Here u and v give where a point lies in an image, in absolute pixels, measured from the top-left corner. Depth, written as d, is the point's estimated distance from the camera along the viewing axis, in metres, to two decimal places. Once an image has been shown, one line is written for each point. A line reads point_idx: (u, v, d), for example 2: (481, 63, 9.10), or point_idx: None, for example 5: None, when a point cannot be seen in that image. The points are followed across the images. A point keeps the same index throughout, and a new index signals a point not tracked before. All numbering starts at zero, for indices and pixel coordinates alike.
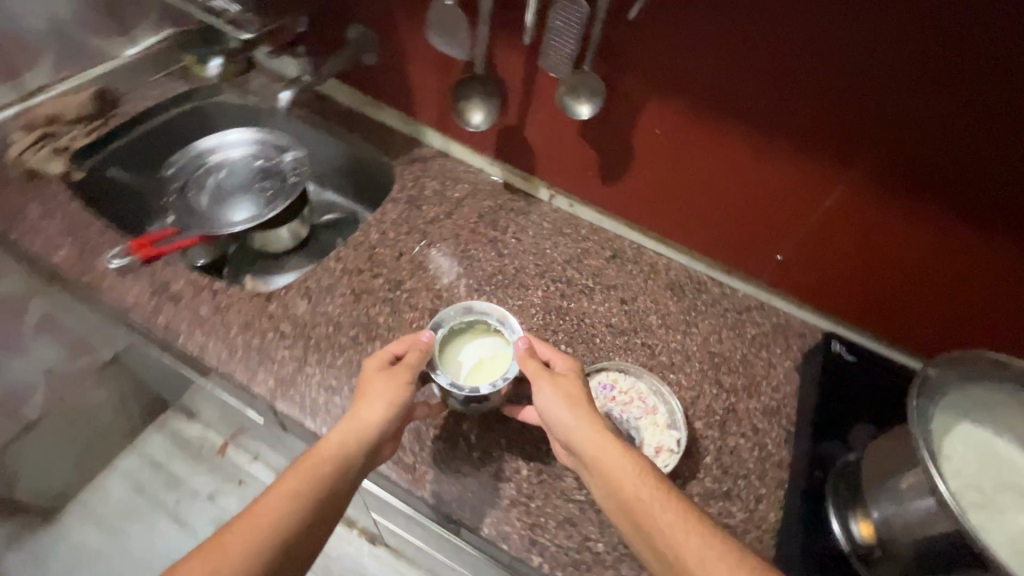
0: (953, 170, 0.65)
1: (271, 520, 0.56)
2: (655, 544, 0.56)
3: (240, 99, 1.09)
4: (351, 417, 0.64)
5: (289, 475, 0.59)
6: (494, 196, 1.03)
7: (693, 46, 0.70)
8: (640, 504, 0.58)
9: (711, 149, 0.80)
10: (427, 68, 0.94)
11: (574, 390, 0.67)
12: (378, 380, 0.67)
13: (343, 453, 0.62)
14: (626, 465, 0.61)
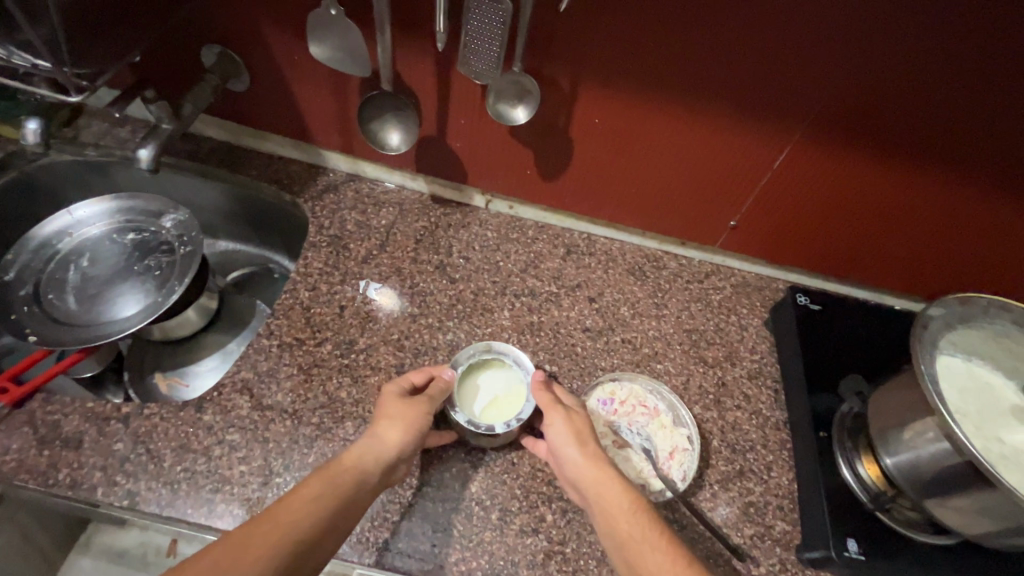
0: (892, 118, 0.66)
1: (286, 522, 0.48)
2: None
3: (75, 157, 0.86)
4: (369, 436, 0.58)
5: (307, 481, 0.53)
6: (425, 214, 0.92)
7: (626, 30, 0.63)
8: (632, 547, 0.55)
9: (663, 130, 0.74)
10: (315, 86, 0.79)
11: (586, 428, 0.63)
12: (397, 403, 0.62)
13: (363, 468, 0.56)
14: (625, 501, 0.57)
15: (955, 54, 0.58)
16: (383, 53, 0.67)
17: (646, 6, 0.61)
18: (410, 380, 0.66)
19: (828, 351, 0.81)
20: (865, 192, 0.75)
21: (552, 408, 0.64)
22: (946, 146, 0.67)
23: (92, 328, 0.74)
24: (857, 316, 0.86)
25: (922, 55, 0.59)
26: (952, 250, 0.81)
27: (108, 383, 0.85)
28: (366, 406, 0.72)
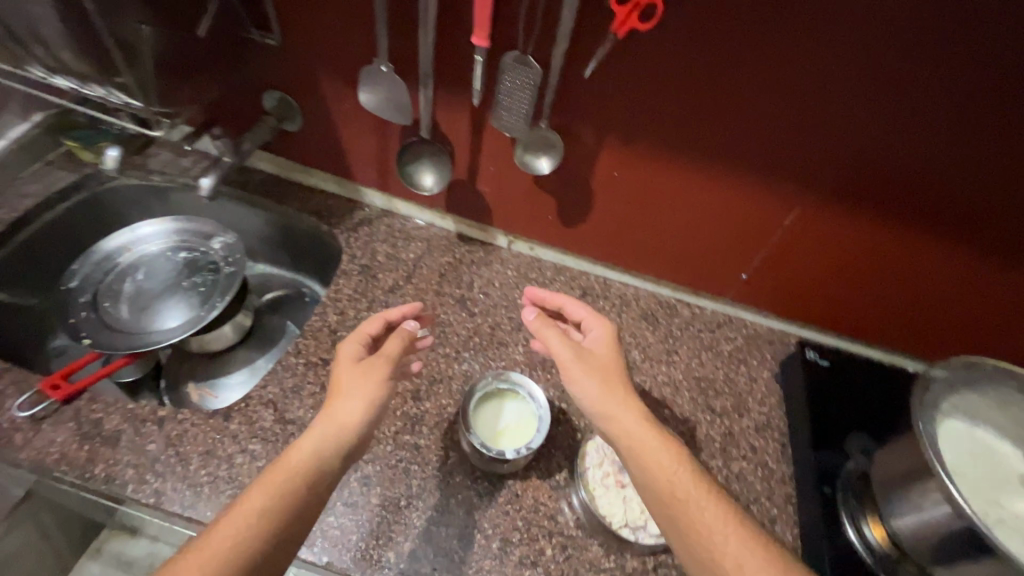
0: (896, 184, 0.69)
1: (228, 546, 0.49)
2: (689, 545, 0.54)
3: (141, 181, 0.96)
4: (325, 421, 0.59)
5: (248, 492, 0.52)
6: (450, 251, 0.98)
7: (645, 96, 0.68)
8: (677, 501, 0.56)
9: (677, 186, 0.79)
10: (361, 130, 0.87)
11: (614, 372, 0.64)
12: (353, 374, 0.62)
13: (316, 463, 0.56)
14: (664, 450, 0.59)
15: (957, 127, 0.62)
16: (425, 106, 0.74)
17: (663, 76, 0.66)
18: (366, 332, 0.69)
19: (836, 409, 0.82)
20: (874, 253, 0.78)
21: (574, 348, 0.65)
22: (951, 212, 0.70)
23: (135, 338, 0.80)
24: (867, 376, 0.86)
25: (925, 128, 0.63)
26: (963, 314, 0.82)
27: (144, 389, 0.89)
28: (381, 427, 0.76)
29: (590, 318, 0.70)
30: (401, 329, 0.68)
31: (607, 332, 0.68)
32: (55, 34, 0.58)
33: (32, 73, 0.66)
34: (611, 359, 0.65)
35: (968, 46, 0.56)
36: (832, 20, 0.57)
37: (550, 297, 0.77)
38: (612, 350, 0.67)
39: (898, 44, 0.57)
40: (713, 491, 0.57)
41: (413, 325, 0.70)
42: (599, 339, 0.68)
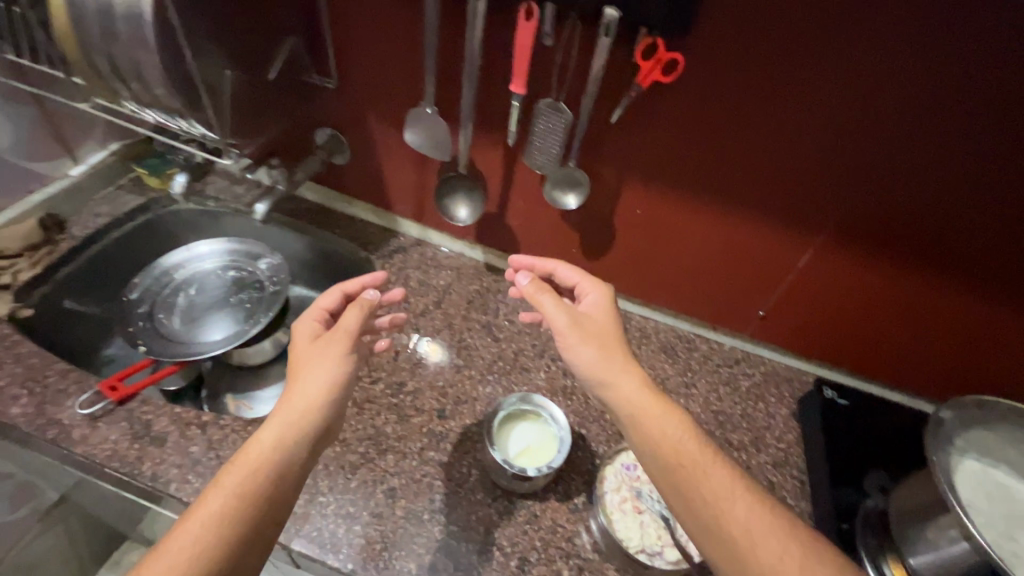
0: (907, 229, 0.73)
1: (186, 556, 0.48)
2: (693, 505, 0.57)
3: (198, 206, 1.05)
4: (288, 405, 0.59)
5: (204, 498, 0.52)
6: (478, 279, 1.03)
7: (666, 140, 0.74)
8: (681, 466, 0.58)
9: (696, 225, 0.84)
10: (402, 165, 0.95)
11: (609, 337, 0.67)
12: (314, 350, 0.64)
13: (279, 452, 0.56)
14: (670, 420, 0.61)
15: (965, 174, 0.66)
16: (465, 146, 0.81)
17: (682, 123, 0.71)
18: (322, 308, 0.71)
19: (856, 447, 0.83)
20: (889, 295, 0.80)
21: (571, 315, 0.68)
22: (963, 256, 0.72)
23: (184, 347, 0.86)
24: (888, 417, 0.87)
25: (930, 177, 0.67)
26: (980, 358, 0.82)
27: (185, 397, 0.94)
28: (407, 443, 0.79)
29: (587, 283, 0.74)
30: (359, 300, 0.69)
31: (604, 297, 0.72)
32: (155, 76, 0.63)
33: (126, 108, 0.74)
34: (606, 323, 0.68)
35: (970, 100, 0.60)
36: (841, 76, 0.62)
37: (540, 262, 0.80)
38: (607, 312, 0.71)
39: (902, 98, 0.62)
40: (715, 454, 0.59)
41: (376, 292, 0.71)
42: (596, 304, 0.72)
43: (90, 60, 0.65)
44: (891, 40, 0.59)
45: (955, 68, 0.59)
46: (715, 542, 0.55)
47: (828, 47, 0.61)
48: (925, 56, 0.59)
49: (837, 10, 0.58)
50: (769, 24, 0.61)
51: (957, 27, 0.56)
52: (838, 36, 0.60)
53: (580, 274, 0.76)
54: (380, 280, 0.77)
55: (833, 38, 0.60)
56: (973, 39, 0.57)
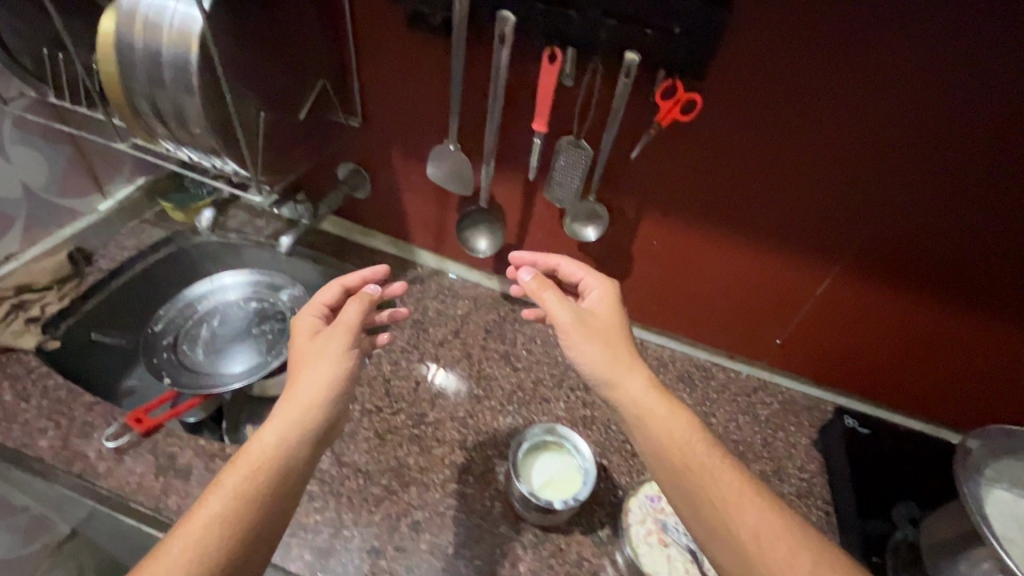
0: (923, 259, 0.74)
1: (187, 558, 0.47)
2: (703, 508, 0.55)
3: (219, 239, 1.07)
4: (287, 402, 0.57)
5: (205, 497, 0.51)
6: (496, 309, 1.05)
7: (683, 175, 0.76)
8: (689, 469, 0.57)
9: (711, 256, 0.85)
10: (423, 198, 0.98)
11: (611, 333, 0.67)
12: (315, 345, 0.62)
13: (280, 451, 0.55)
14: (678, 422, 0.61)
15: (982, 209, 0.66)
16: (487, 181, 0.84)
17: (699, 158, 0.73)
18: (322, 303, 0.71)
19: (882, 478, 0.82)
20: (906, 325, 0.81)
21: (575, 312, 0.67)
22: (981, 285, 0.73)
23: (207, 379, 0.88)
24: (911, 447, 0.87)
25: (947, 210, 0.68)
26: (1002, 385, 0.82)
27: (205, 429, 0.93)
28: (430, 475, 0.79)
29: (592, 279, 0.73)
30: (361, 293, 0.67)
31: (610, 294, 0.72)
32: (196, 119, 0.66)
33: (161, 146, 0.76)
34: (609, 319, 0.68)
35: (985, 143, 0.61)
36: (857, 116, 0.64)
37: (542, 258, 0.82)
38: (610, 308, 0.71)
39: (918, 136, 0.63)
40: (725, 458, 0.58)
41: (376, 287, 0.70)
42: (600, 301, 0.71)
43: (133, 104, 0.68)
44: (909, 86, 0.60)
45: (972, 114, 0.60)
46: (722, 546, 0.53)
47: (844, 93, 0.62)
48: (942, 103, 0.60)
49: (854, 60, 0.60)
50: (786, 71, 0.62)
51: (975, 76, 0.57)
52: (855, 82, 0.61)
53: (583, 268, 0.76)
54: (381, 274, 0.75)
55: (849, 80, 0.61)
56: (990, 88, 0.57)
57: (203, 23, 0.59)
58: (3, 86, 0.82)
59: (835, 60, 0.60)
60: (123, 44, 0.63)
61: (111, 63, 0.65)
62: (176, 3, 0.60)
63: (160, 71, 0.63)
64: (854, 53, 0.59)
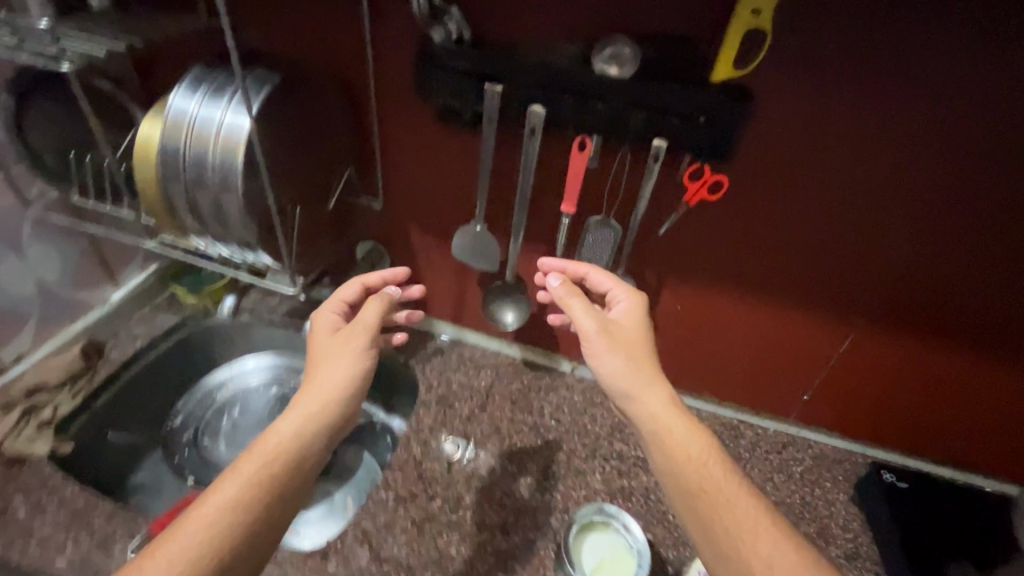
0: (946, 314, 0.74)
1: (202, 534, 0.51)
2: (710, 528, 0.57)
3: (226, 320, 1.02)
4: (309, 394, 0.64)
5: (222, 482, 0.55)
6: (519, 377, 1.04)
7: (705, 244, 0.76)
8: (704, 493, 0.59)
9: (737, 320, 0.85)
10: (443, 272, 0.98)
11: (638, 352, 0.68)
12: (335, 341, 0.69)
13: (298, 442, 0.60)
14: (693, 441, 0.62)
15: (1002, 264, 0.67)
16: (513, 258, 0.85)
17: (721, 227, 0.74)
18: (342, 300, 0.75)
19: (930, 535, 0.81)
20: (934, 376, 0.81)
21: (601, 321, 0.68)
22: (1003, 335, 0.74)
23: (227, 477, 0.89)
24: (953, 501, 0.85)
25: (967, 268, 0.69)
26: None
27: None
28: (473, 565, 0.77)
29: (620, 288, 0.73)
30: (381, 293, 0.73)
31: (638, 307, 0.72)
32: (236, 217, 0.67)
33: (191, 242, 0.76)
34: (637, 335, 0.68)
35: (1004, 207, 0.63)
36: (875, 183, 0.65)
37: (571, 265, 0.76)
38: (639, 325, 0.70)
39: (935, 200, 0.64)
40: (744, 488, 0.59)
41: (397, 289, 0.76)
42: (627, 312, 0.71)
43: (171, 206, 0.69)
44: (922, 155, 0.62)
45: (988, 181, 0.62)
46: (718, 555, 0.55)
47: (860, 162, 0.64)
48: (962, 172, 0.62)
49: (874, 134, 0.61)
50: (808, 146, 0.64)
51: (985, 144, 0.59)
52: (874, 156, 0.63)
53: (613, 281, 0.74)
54: (401, 277, 0.80)
55: (865, 150, 0.63)
56: (1000, 154, 0.60)
57: (252, 128, 0.62)
58: (27, 185, 0.83)
59: (857, 135, 0.62)
60: (167, 152, 0.65)
61: (151, 165, 0.67)
62: (223, 112, 0.63)
63: (205, 175, 0.64)
64: (874, 129, 0.61)
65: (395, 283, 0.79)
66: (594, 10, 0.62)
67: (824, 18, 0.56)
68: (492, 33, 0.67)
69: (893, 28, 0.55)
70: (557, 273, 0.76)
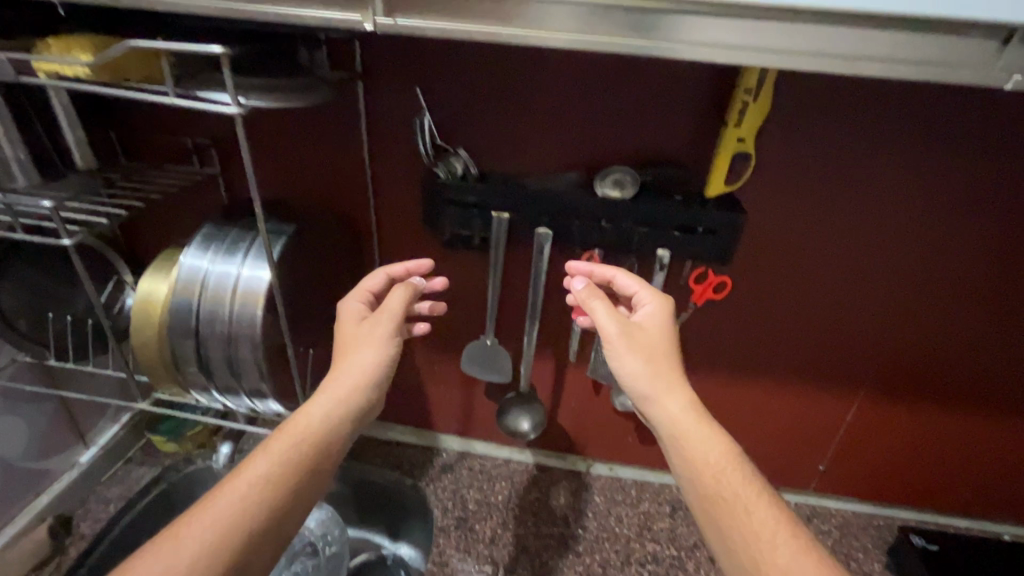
0: (939, 372, 0.79)
1: (234, 511, 0.47)
2: (723, 531, 0.49)
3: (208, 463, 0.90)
4: (337, 378, 0.57)
5: (252, 458, 0.51)
6: (535, 484, 0.99)
7: (713, 332, 0.79)
8: (723, 501, 0.50)
9: (749, 401, 0.85)
10: (449, 385, 0.95)
11: (659, 350, 0.58)
12: (359, 332, 0.60)
13: (328, 426, 0.54)
14: (715, 444, 0.53)
15: (978, 324, 0.74)
16: (527, 369, 0.85)
17: (724, 315, 0.77)
18: (367, 289, 0.65)
19: None
20: (937, 430, 0.85)
21: (624, 324, 0.59)
22: (990, 386, 0.79)
23: None
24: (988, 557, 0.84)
25: (952, 327, 0.75)
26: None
27: None
28: None
29: (646, 291, 0.63)
30: (406, 283, 0.65)
31: (663, 308, 0.61)
32: (251, 367, 0.64)
33: (192, 397, 0.71)
34: (662, 337, 0.59)
35: (972, 274, 0.70)
36: (861, 263, 0.71)
37: (598, 269, 0.67)
38: (665, 329, 0.60)
39: (915, 273, 0.71)
40: (765, 495, 0.50)
41: (421, 279, 0.66)
42: (651, 314, 0.61)
43: (172, 364, 0.66)
44: (897, 237, 0.68)
45: (958, 254, 0.69)
46: (734, 563, 0.47)
47: (844, 246, 0.70)
48: (934, 247, 0.69)
49: (854, 221, 0.68)
50: (798, 239, 0.70)
51: (948, 225, 0.67)
52: (857, 239, 0.69)
53: (641, 283, 0.64)
54: (424, 269, 0.68)
55: (847, 237, 0.69)
56: (962, 232, 0.67)
57: (271, 279, 0.61)
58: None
59: (837, 227, 0.68)
60: (175, 310, 0.63)
61: (153, 324, 0.65)
62: (240, 267, 0.63)
63: (221, 330, 0.62)
64: (852, 220, 0.68)
65: (419, 277, 0.67)
66: (592, 145, 0.68)
67: (801, 139, 0.63)
68: (497, 167, 0.71)
69: (859, 143, 0.63)
70: (583, 275, 0.67)
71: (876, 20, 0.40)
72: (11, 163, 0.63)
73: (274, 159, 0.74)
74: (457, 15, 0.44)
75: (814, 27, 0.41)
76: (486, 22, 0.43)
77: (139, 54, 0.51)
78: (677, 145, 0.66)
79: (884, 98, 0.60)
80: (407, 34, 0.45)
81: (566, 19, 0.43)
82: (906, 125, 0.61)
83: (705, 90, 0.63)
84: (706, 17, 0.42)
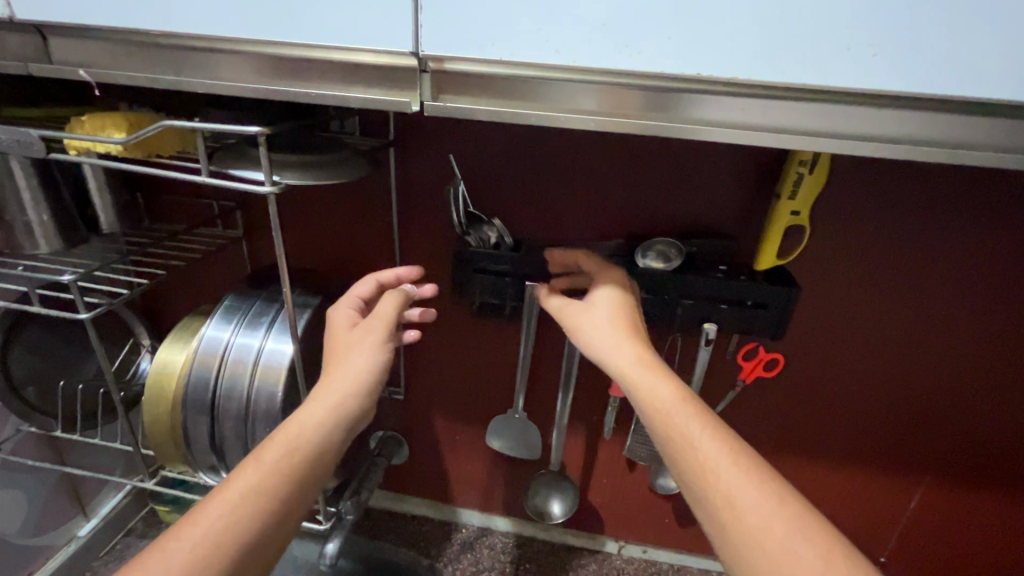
0: (1014, 451, 0.71)
1: (220, 528, 0.41)
2: (676, 469, 0.43)
3: None
4: (330, 386, 0.48)
5: (242, 470, 0.44)
6: (561, 567, 0.90)
7: (760, 404, 0.73)
8: (671, 439, 0.43)
9: (797, 482, 0.78)
10: (470, 457, 0.89)
11: (620, 312, 0.52)
12: (348, 341, 0.52)
13: (324, 434, 0.47)
14: (658, 381, 0.46)
15: None
16: (558, 445, 0.79)
17: (776, 386, 0.71)
18: (357, 294, 0.57)
19: None
20: (1007, 516, 0.76)
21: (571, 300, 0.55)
22: None
23: None
24: None
25: None
26: None
27: None
28: None
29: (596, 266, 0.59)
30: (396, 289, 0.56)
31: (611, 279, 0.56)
32: None
33: (199, 476, 0.66)
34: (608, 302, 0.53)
35: None
36: (924, 333, 0.65)
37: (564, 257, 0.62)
38: (613, 294, 0.54)
39: (986, 344, 0.65)
40: (714, 427, 0.43)
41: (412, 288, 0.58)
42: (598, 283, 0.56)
43: (183, 441, 0.62)
44: (965, 306, 0.63)
45: None
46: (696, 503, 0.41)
47: (908, 313, 0.64)
48: (1007, 317, 0.63)
49: (908, 289, 0.63)
50: (854, 311, 0.65)
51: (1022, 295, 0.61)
52: (921, 308, 0.64)
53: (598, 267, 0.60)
54: (414, 275, 0.60)
55: (910, 307, 0.64)
56: None
57: (292, 355, 0.58)
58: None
59: (897, 298, 0.63)
60: (192, 385, 0.59)
61: (167, 399, 0.61)
62: (264, 339, 0.59)
63: (239, 408, 0.58)
64: (913, 291, 0.63)
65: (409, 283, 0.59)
66: (632, 216, 0.65)
67: (857, 214, 0.60)
68: (530, 235, 0.68)
69: (920, 219, 0.59)
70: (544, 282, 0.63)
71: (953, 106, 0.37)
72: (31, 224, 0.58)
73: (301, 225, 0.72)
74: (494, 97, 0.42)
75: (892, 112, 0.38)
76: (535, 106, 0.42)
77: (178, 132, 0.52)
78: (724, 217, 0.63)
79: (947, 177, 0.57)
80: (452, 116, 0.43)
81: (596, 98, 0.41)
82: (972, 203, 0.58)
83: (755, 164, 0.60)
84: (772, 100, 0.39)
